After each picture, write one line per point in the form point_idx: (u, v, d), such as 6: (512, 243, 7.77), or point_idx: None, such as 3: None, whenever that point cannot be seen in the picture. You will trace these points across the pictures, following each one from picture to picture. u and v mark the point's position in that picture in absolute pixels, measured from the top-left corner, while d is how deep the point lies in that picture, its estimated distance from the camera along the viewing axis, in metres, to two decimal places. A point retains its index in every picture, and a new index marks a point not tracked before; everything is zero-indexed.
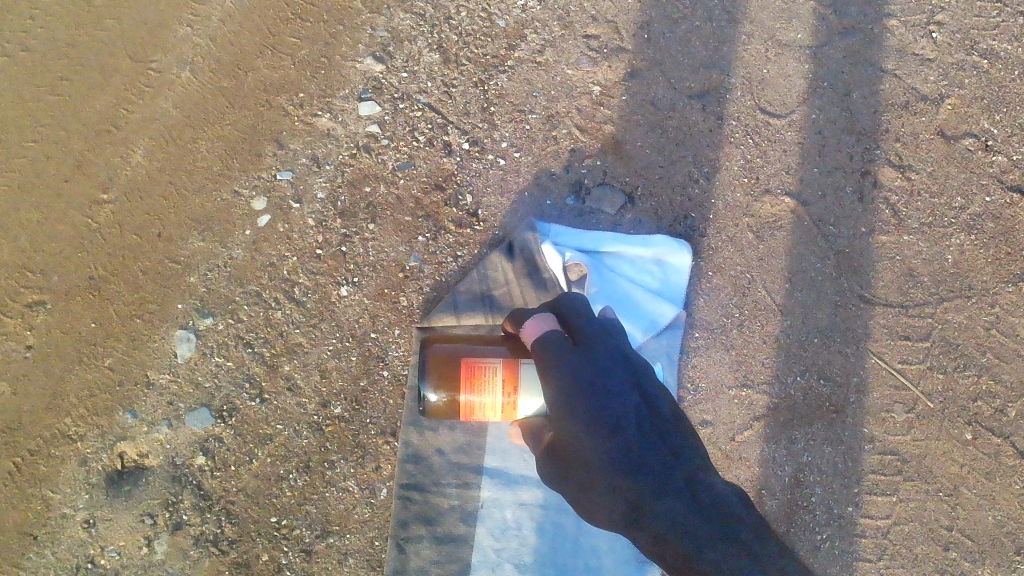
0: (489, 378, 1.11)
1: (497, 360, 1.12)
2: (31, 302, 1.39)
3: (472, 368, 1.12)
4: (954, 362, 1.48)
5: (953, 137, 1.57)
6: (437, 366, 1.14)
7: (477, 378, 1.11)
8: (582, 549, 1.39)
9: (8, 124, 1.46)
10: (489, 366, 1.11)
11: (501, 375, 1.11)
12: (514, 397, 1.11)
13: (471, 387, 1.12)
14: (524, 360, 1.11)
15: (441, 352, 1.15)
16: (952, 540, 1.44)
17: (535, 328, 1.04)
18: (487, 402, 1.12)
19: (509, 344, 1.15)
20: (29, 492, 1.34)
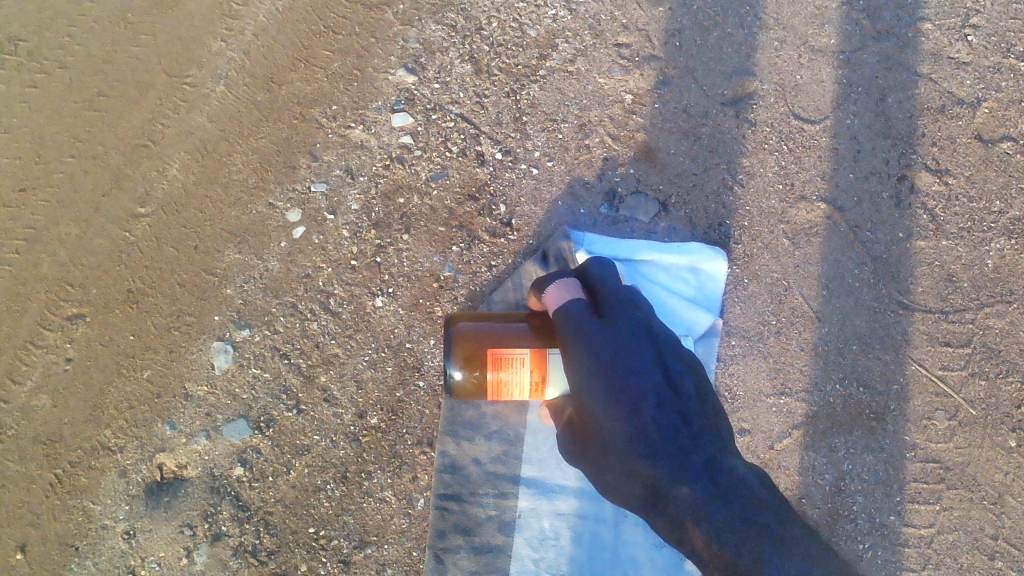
0: (517, 365, 1.07)
1: (526, 348, 1.08)
2: (71, 315, 1.41)
3: (498, 354, 1.08)
4: (997, 367, 1.46)
5: (991, 141, 1.55)
6: (461, 346, 1.11)
7: (504, 364, 1.07)
8: (620, 559, 1.39)
9: (46, 140, 1.48)
10: (517, 354, 1.07)
11: (530, 363, 1.08)
12: (542, 385, 1.09)
13: (500, 373, 1.08)
14: (552, 350, 1.08)
15: (465, 333, 1.12)
16: (998, 549, 1.42)
17: (558, 295, 1.04)
18: (513, 388, 1.09)
19: (532, 323, 1.14)
20: (70, 504, 1.35)
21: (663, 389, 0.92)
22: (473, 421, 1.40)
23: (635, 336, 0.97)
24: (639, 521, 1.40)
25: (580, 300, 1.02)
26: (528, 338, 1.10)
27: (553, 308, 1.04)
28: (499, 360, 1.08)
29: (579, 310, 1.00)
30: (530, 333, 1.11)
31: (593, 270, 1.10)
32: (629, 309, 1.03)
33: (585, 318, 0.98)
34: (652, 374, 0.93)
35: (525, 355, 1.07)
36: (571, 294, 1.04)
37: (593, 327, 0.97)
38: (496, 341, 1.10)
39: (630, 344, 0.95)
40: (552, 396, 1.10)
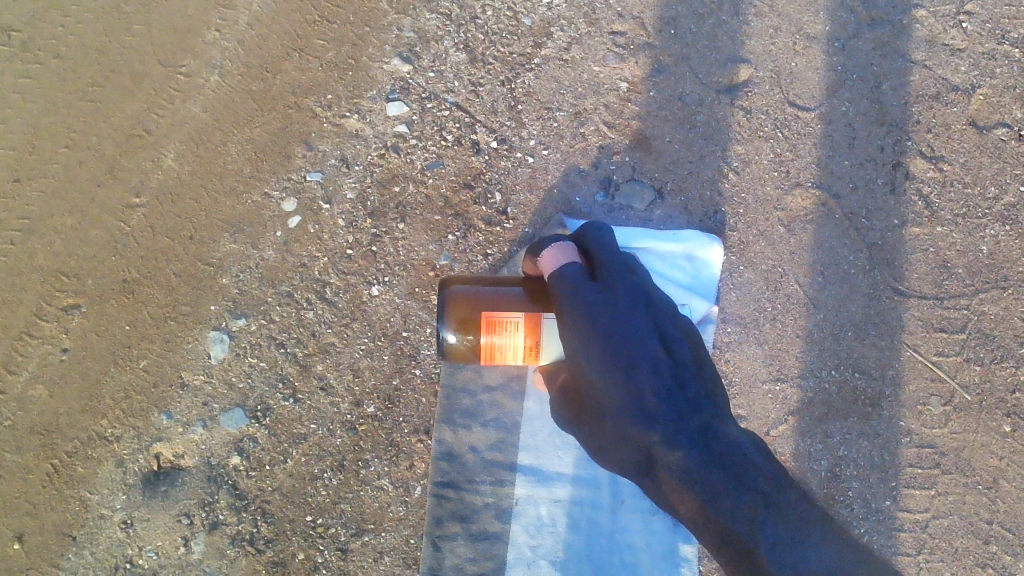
0: (511, 330, 1.08)
1: (520, 313, 1.08)
2: (67, 305, 1.41)
3: (492, 319, 1.08)
4: (992, 353, 1.47)
5: (986, 128, 1.55)
6: (455, 310, 1.10)
7: (497, 328, 1.08)
8: (616, 545, 1.39)
9: (40, 130, 1.47)
10: (511, 319, 1.08)
11: (524, 328, 1.08)
12: (536, 349, 1.10)
13: (494, 336, 1.09)
14: (547, 315, 1.08)
15: (458, 296, 1.10)
16: (993, 533, 1.43)
17: (554, 259, 1.04)
18: (506, 352, 1.10)
19: (528, 286, 1.12)
20: (67, 493, 1.35)
21: (660, 353, 0.93)
22: (470, 410, 1.40)
23: (632, 300, 0.98)
24: (634, 507, 1.41)
25: (575, 264, 1.02)
26: (523, 302, 1.10)
27: (548, 272, 1.04)
28: (493, 324, 1.08)
29: (574, 274, 1.00)
30: (525, 298, 1.10)
31: (591, 235, 1.09)
32: (626, 271, 1.02)
33: (581, 286, 0.98)
34: (649, 339, 0.94)
35: (519, 321, 1.08)
36: (566, 258, 1.03)
37: (591, 292, 0.97)
38: (491, 305, 1.09)
39: (626, 307, 0.96)
40: (545, 361, 1.11)
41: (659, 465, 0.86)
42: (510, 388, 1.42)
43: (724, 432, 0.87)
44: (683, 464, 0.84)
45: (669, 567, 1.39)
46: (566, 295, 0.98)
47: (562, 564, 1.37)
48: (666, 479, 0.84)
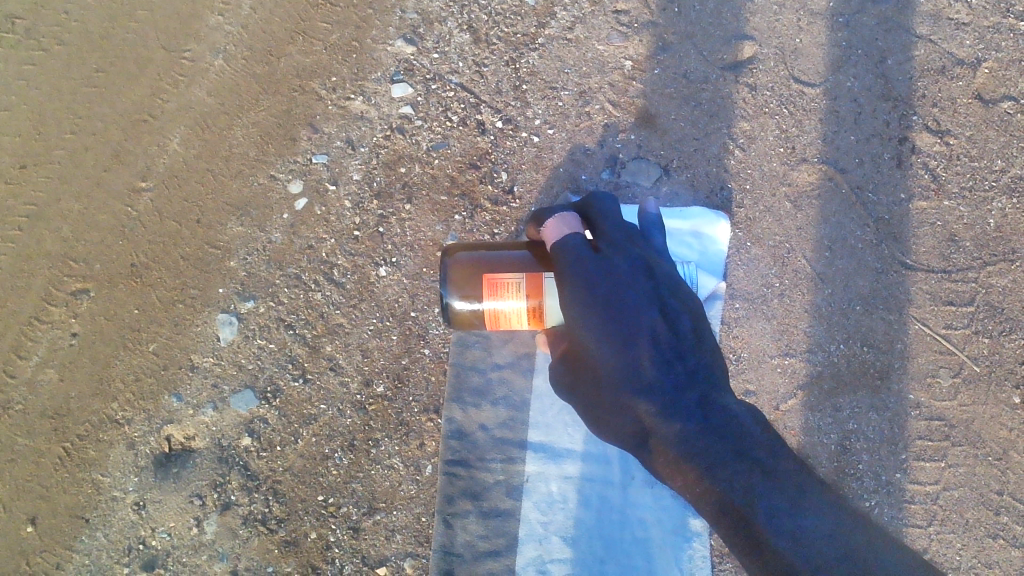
0: (512, 291, 1.08)
1: (522, 274, 1.09)
2: (75, 290, 1.42)
3: (493, 281, 1.09)
4: (1000, 325, 1.47)
5: (992, 101, 1.55)
6: (457, 275, 1.11)
7: (499, 290, 1.08)
8: (628, 520, 1.39)
9: (47, 117, 1.48)
10: (512, 280, 1.08)
11: (525, 288, 1.08)
12: (539, 312, 1.09)
13: (495, 298, 1.09)
14: (547, 274, 1.08)
15: (462, 262, 1.12)
16: (1003, 504, 1.43)
17: (557, 229, 1.03)
18: (508, 315, 1.09)
19: (534, 250, 1.13)
20: (80, 476, 1.35)
21: (659, 324, 0.92)
22: (479, 388, 1.41)
23: (630, 271, 0.98)
24: (646, 483, 1.41)
25: (578, 235, 1.01)
26: (525, 265, 1.10)
27: (550, 242, 1.03)
28: (495, 286, 1.09)
29: (577, 245, 0.99)
30: (528, 261, 1.11)
31: (596, 205, 1.08)
32: (629, 245, 1.02)
33: (582, 256, 0.98)
34: (649, 309, 0.94)
35: (520, 280, 1.08)
36: (567, 228, 1.03)
37: (591, 262, 0.98)
38: (492, 270, 1.10)
39: (627, 279, 0.96)
40: (550, 324, 1.10)
41: (654, 436, 0.87)
42: (520, 364, 1.43)
43: (723, 403, 0.87)
44: (682, 436, 0.84)
45: (681, 542, 1.39)
46: (568, 265, 0.98)
47: (574, 540, 1.37)
48: (662, 449, 0.85)
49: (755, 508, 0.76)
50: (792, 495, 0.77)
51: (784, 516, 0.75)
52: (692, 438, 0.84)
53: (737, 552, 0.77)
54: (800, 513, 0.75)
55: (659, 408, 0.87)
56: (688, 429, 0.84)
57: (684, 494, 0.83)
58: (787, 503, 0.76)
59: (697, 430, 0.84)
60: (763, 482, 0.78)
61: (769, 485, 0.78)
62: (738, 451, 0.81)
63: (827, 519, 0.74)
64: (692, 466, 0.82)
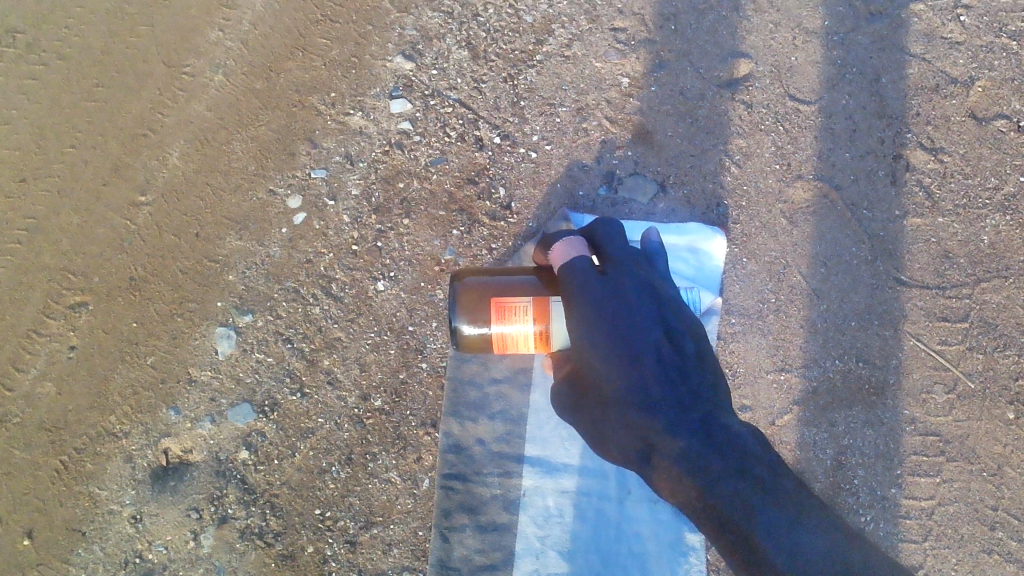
0: (520, 314, 1.08)
1: (529, 298, 1.10)
2: (74, 303, 1.42)
3: (501, 304, 1.10)
4: (994, 342, 1.48)
5: (985, 120, 1.56)
6: (466, 299, 1.11)
7: (507, 313, 1.09)
8: (624, 535, 1.40)
9: (47, 131, 1.49)
10: (520, 303, 1.09)
11: (532, 312, 1.09)
12: (546, 336, 1.09)
13: (503, 321, 1.09)
14: (555, 298, 1.09)
15: (470, 286, 1.12)
16: (998, 520, 1.43)
17: (564, 253, 1.04)
18: (515, 338, 1.10)
19: (540, 276, 1.15)
20: (76, 489, 1.35)
21: (663, 345, 0.94)
22: (477, 403, 1.41)
23: (634, 291, 0.99)
24: (643, 497, 1.42)
25: (585, 257, 1.02)
26: (533, 290, 1.12)
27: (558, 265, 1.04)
28: (502, 310, 1.09)
29: (584, 267, 1.00)
30: (537, 285, 1.13)
31: (601, 229, 1.09)
32: (633, 267, 1.04)
33: (588, 276, 0.99)
34: (653, 330, 0.95)
35: (528, 304, 1.09)
36: (574, 251, 1.04)
37: (597, 284, 0.99)
38: (500, 294, 1.11)
39: (633, 300, 0.98)
40: (556, 348, 1.10)
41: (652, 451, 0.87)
42: (517, 380, 1.43)
43: (723, 422, 0.88)
44: (683, 453, 0.84)
45: (678, 556, 1.39)
46: (576, 286, 0.99)
47: (571, 555, 1.38)
48: (660, 464, 0.86)
49: (755, 526, 0.76)
50: (793, 512, 0.77)
51: (784, 534, 0.75)
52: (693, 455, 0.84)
53: (736, 568, 0.78)
54: (800, 531, 0.75)
55: (658, 424, 0.88)
56: (689, 446, 0.85)
57: (682, 508, 0.84)
58: (786, 521, 0.76)
59: (698, 447, 0.85)
60: (763, 500, 0.78)
61: (768, 503, 0.78)
62: (739, 469, 0.82)
63: (825, 538, 0.75)
64: (692, 483, 0.82)
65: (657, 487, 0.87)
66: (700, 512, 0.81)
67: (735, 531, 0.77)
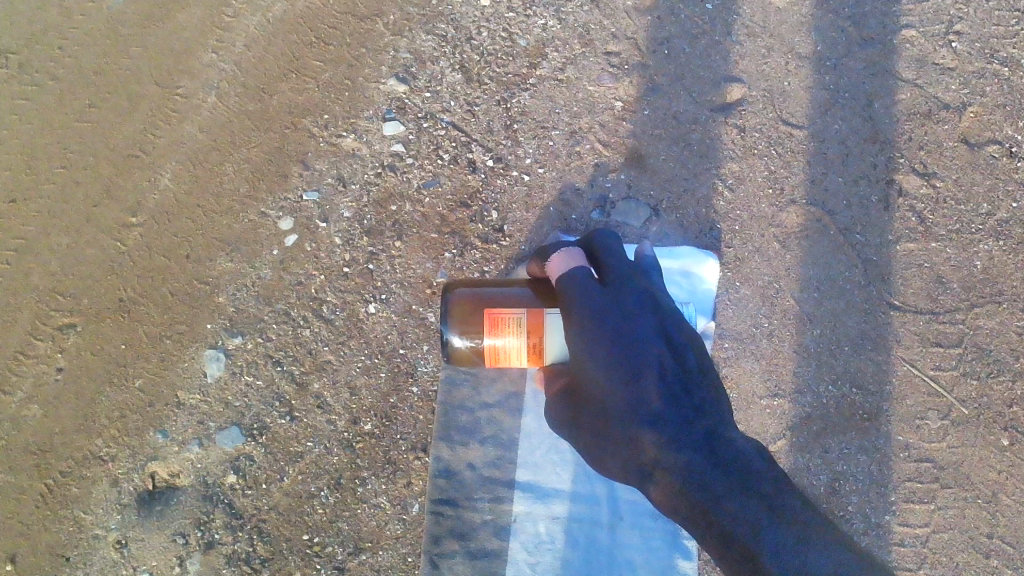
0: (513, 327, 1.08)
1: (523, 310, 1.08)
2: (63, 324, 1.41)
3: (494, 316, 1.09)
4: (988, 367, 1.47)
5: (978, 145, 1.57)
6: (457, 312, 1.12)
7: (499, 326, 1.08)
8: (617, 562, 1.38)
9: (38, 152, 1.48)
10: (513, 315, 1.08)
11: (525, 325, 1.08)
12: (539, 349, 1.08)
13: (494, 334, 1.09)
14: (550, 310, 1.08)
15: (463, 298, 1.13)
16: (993, 547, 1.42)
17: (563, 265, 1.05)
18: (507, 351, 1.09)
19: (536, 289, 1.14)
20: (61, 513, 1.34)
21: (665, 356, 0.92)
22: (467, 426, 1.40)
23: (638, 305, 0.97)
24: (635, 523, 1.40)
25: (584, 269, 1.03)
26: (527, 302, 1.10)
27: (556, 276, 1.05)
28: (495, 323, 1.09)
29: (585, 280, 1.00)
30: (531, 298, 1.11)
31: (599, 243, 1.09)
32: (635, 279, 1.02)
33: (590, 290, 0.99)
34: (656, 342, 0.93)
35: (521, 316, 1.08)
36: (574, 265, 1.04)
37: (598, 297, 0.98)
38: (493, 306, 1.11)
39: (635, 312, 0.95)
40: (550, 362, 1.08)
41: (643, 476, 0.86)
42: (508, 404, 1.42)
43: (729, 436, 0.86)
44: (688, 470, 0.83)
45: None
46: (576, 299, 0.99)
47: None
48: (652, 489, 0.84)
49: (761, 546, 0.75)
50: (801, 529, 0.75)
51: (793, 551, 0.73)
52: (699, 474, 0.83)
53: None
54: (808, 550, 0.73)
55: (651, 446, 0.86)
56: (695, 463, 0.83)
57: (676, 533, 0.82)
58: (796, 538, 0.74)
59: (691, 470, 0.83)
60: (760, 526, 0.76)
61: (776, 521, 0.76)
62: (745, 485, 0.80)
63: (829, 557, 0.73)
64: (698, 502, 0.81)
65: (659, 507, 0.86)
66: (705, 534, 0.79)
67: (741, 551, 0.75)
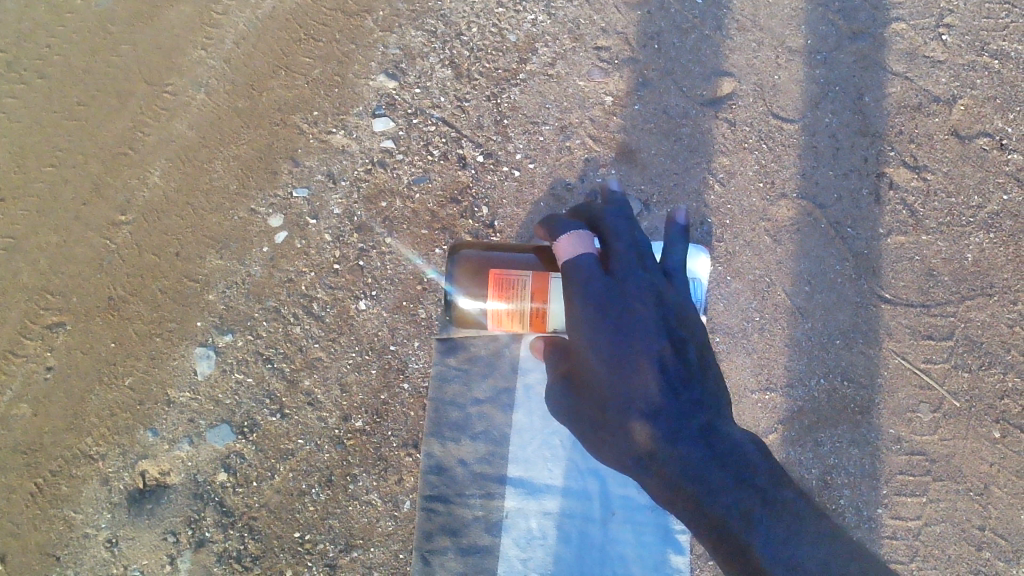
0: (518, 289, 1.08)
1: (529, 273, 1.09)
2: (51, 323, 1.40)
3: (500, 278, 1.09)
4: (979, 360, 1.47)
5: (968, 137, 1.57)
6: (464, 273, 1.14)
7: (504, 287, 1.09)
8: (608, 557, 1.38)
9: (27, 150, 1.48)
10: (518, 277, 1.09)
11: (530, 287, 1.08)
12: (542, 314, 1.08)
13: (500, 295, 1.09)
14: (555, 274, 1.08)
15: (471, 261, 1.15)
16: (986, 540, 1.42)
17: (570, 241, 0.95)
18: (512, 314, 1.09)
19: (540, 255, 1.13)
20: (51, 512, 1.33)
21: (666, 351, 0.87)
22: (458, 422, 1.40)
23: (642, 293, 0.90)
24: (626, 518, 1.40)
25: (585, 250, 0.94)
26: (532, 265, 1.11)
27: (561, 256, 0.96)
28: (501, 284, 1.09)
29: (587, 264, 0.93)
30: (536, 262, 1.11)
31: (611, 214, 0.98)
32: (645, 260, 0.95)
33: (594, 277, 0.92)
34: (657, 334, 0.88)
35: (526, 279, 1.08)
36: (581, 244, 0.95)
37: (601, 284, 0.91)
38: (499, 268, 1.11)
39: (639, 303, 0.89)
40: (553, 325, 1.09)
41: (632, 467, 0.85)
42: (499, 400, 1.43)
43: (719, 429, 0.85)
44: (682, 463, 0.82)
45: None
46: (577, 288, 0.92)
47: None
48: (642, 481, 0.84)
49: (753, 540, 0.74)
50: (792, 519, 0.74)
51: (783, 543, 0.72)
52: (689, 466, 0.82)
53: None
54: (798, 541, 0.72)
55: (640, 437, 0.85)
56: (687, 455, 0.82)
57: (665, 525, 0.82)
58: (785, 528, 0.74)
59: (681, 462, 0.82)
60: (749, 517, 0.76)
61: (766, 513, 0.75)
62: (734, 477, 0.80)
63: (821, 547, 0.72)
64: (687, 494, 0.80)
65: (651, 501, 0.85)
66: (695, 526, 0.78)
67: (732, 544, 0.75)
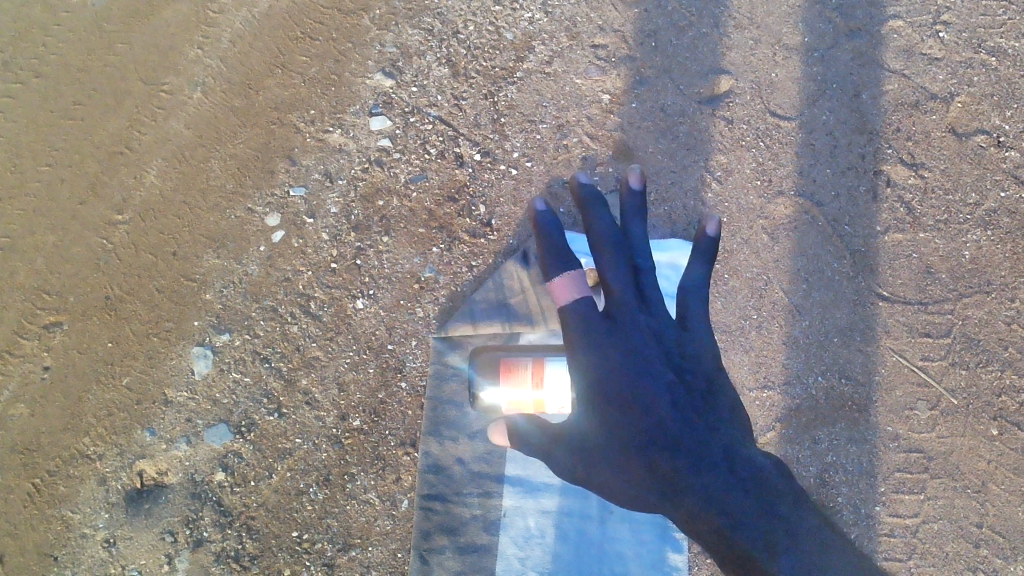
0: (525, 377, 1.26)
1: (533, 361, 1.27)
2: (48, 323, 1.40)
3: (509, 369, 1.28)
4: (976, 357, 1.47)
5: (965, 135, 1.56)
6: (479, 365, 1.33)
7: (514, 378, 1.27)
8: (606, 556, 1.38)
9: (22, 150, 1.47)
10: (525, 367, 1.27)
11: (536, 373, 1.26)
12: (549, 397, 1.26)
13: (511, 384, 1.27)
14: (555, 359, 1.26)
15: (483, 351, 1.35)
16: (982, 537, 1.42)
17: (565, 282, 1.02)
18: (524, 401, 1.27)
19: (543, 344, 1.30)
20: (48, 513, 1.33)
21: (672, 381, 0.92)
22: (456, 421, 1.40)
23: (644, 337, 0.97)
24: (624, 517, 1.40)
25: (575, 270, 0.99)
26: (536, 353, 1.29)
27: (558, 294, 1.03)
28: (511, 375, 1.27)
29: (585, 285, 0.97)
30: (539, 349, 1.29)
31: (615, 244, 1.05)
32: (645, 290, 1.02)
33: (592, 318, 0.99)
34: (662, 367, 0.94)
35: (532, 368, 1.26)
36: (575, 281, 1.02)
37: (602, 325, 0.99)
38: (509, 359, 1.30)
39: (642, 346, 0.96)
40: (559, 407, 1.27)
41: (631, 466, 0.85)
42: None
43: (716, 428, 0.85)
44: None
45: None
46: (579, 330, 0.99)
47: None
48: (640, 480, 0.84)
49: None
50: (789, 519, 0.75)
51: None
52: None
53: None
54: None
55: None
56: None
57: None
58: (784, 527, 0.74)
59: None
60: None
61: None
62: None
63: None
64: None
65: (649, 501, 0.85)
66: None
67: None
